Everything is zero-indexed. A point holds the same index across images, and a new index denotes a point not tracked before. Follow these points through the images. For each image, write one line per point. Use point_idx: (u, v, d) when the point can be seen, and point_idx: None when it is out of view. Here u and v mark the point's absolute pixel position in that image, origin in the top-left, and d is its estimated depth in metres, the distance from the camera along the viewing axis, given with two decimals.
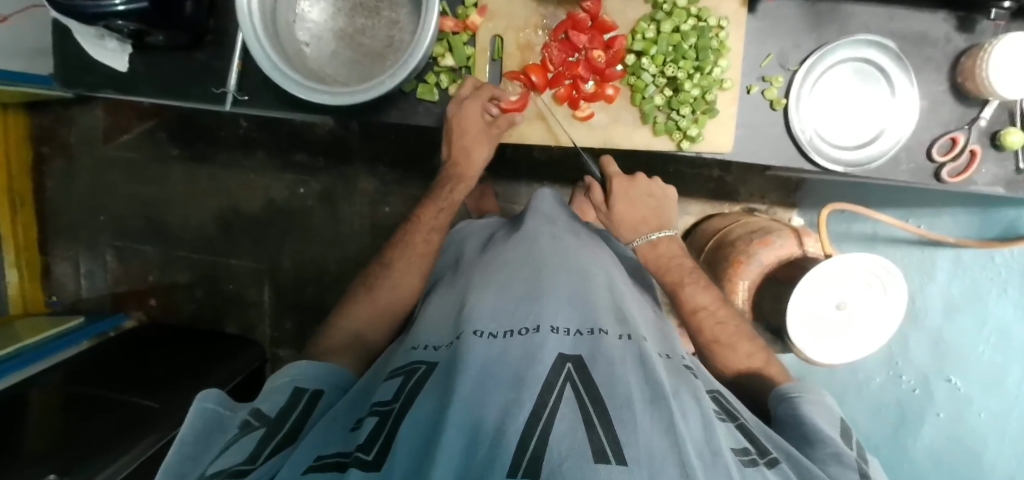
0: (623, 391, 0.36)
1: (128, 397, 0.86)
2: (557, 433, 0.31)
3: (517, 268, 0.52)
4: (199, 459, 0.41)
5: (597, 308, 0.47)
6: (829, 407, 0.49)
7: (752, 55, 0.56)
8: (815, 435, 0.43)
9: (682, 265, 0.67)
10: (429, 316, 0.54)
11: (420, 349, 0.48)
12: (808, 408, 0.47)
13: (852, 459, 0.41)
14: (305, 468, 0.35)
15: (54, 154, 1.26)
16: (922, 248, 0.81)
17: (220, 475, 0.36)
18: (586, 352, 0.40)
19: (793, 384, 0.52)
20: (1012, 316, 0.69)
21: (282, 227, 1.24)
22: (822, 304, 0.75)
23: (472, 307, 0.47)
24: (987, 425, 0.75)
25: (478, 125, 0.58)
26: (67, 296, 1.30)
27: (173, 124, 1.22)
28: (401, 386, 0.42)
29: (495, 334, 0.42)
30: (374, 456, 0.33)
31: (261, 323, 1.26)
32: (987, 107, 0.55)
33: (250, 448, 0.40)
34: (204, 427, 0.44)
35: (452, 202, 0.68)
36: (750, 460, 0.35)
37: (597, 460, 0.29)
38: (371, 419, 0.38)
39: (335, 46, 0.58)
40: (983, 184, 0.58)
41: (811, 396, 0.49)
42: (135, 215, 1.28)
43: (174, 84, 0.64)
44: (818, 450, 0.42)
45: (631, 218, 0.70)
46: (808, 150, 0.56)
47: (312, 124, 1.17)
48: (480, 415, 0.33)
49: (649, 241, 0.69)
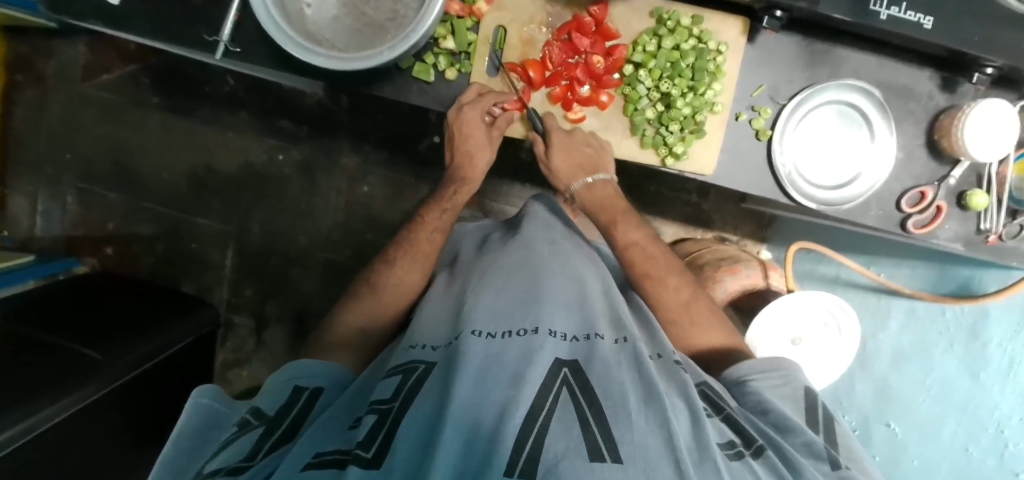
0: (618, 390, 0.36)
1: (65, 343, 0.82)
2: (552, 436, 0.31)
3: (513, 271, 0.53)
4: (199, 455, 0.42)
5: (592, 314, 0.48)
6: (790, 385, 0.49)
7: (744, 83, 0.57)
8: (782, 422, 0.43)
9: (617, 205, 0.64)
10: (423, 318, 0.54)
11: (419, 349, 0.47)
12: (768, 394, 0.47)
13: (822, 447, 0.40)
14: (304, 466, 0.33)
15: (27, 83, 1.20)
16: (877, 295, 0.85)
17: (218, 473, 0.35)
18: (582, 357, 0.41)
19: (754, 363, 0.52)
20: (954, 371, 0.71)
21: (254, 192, 1.21)
22: (777, 339, 0.80)
23: (470, 309, 0.47)
24: (918, 471, 0.77)
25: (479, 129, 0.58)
26: (20, 233, 1.24)
27: (158, 71, 1.18)
28: (399, 385, 0.41)
29: (494, 334, 0.42)
30: (374, 454, 0.32)
31: (220, 287, 1.22)
32: (958, 167, 0.58)
33: (248, 447, 0.39)
34: (203, 421, 0.45)
35: (456, 205, 0.68)
36: (736, 454, 0.36)
37: (593, 460, 0.29)
38: (370, 417, 0.37)
39: (336, 11, 0.57)
40: (944, 239, 0.60)
41: (768, 381, 0.49)
42: (104, 158, 1.23)
43: (163, 24, 0.62)
44: (789, 438, 0.42)
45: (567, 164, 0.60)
46: (786, 185, 0.57)
47: (302, 92, 1.14)
48: (477, 415, 0.33)
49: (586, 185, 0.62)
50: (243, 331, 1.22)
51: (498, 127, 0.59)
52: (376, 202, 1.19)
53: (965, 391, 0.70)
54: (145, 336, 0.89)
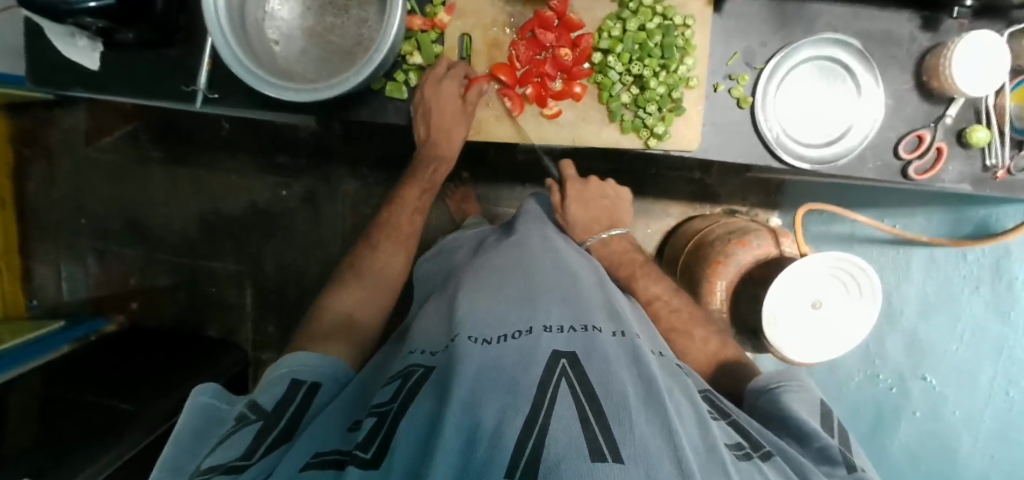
0: (618, 389, 0.35)
1: (101, 399, 0.84)
2: (555, 434, 0.30)
3: (507, 271, 0.53)
4: (198, 451, 0.40)
5: (587, 306, 0.47)
6: (811, 394, 0.49)
7: (716, 54, 0.57)
8: (802, 427, 0.43)
9: (633, 259, 0.70)
10: (419, 326, 0.54)
11: (416, 353, 0.47)
12: (792, 400, 0.47)
13: (837, 451, 0.40)
14: (304, 465, 0.35)
15: (36, 156, 1.25)
16: (895, 247, 0.81)
17: (216, 471, 0.36)
18: (580, 348, 0.40)
19: (770, 375, 0.52)
20: (984, 313, 0.69)
21: (263, 229, 1.24)
22: (799, 304, 0.74)
23: (462, 316, 0.47)
24: (961, 424, 0.74)
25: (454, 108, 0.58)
26: (48, 300, 1.29)
27: (156, 126, 1.21)
28: (397, 389, 0.41)
29: (490, 340, 0.42)
30: (372, 454, 0.33)
31: (243, 326, 1.25)
32: (953, 104, 0.56)
33: (248, 442, 0.39)
34: (204, 420, 0.43)
35: (432, 182, 0.72)
36: (744, 455, 0.36)
37: (595, 460, 0.28)
38: (370, 418, 0.38)
39: (303, 44, 0.58)
40: (950, 181, 0.58)
41: (792, 388, 0.49)
42: (117, 217, 1.27)
43: (145, 82, 0.63)
44: (806, 445, 0.42)
45: (584, 219, 0.72)
46: (775, 148, 0.56)
47: (295, 126, 1.16)
48: (477, 417, 0.33)
49: (601, 240, 0.71)
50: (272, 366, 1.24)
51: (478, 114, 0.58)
52: None
53: (998, 332, 0.68)
54: (176, 383, 0.91)
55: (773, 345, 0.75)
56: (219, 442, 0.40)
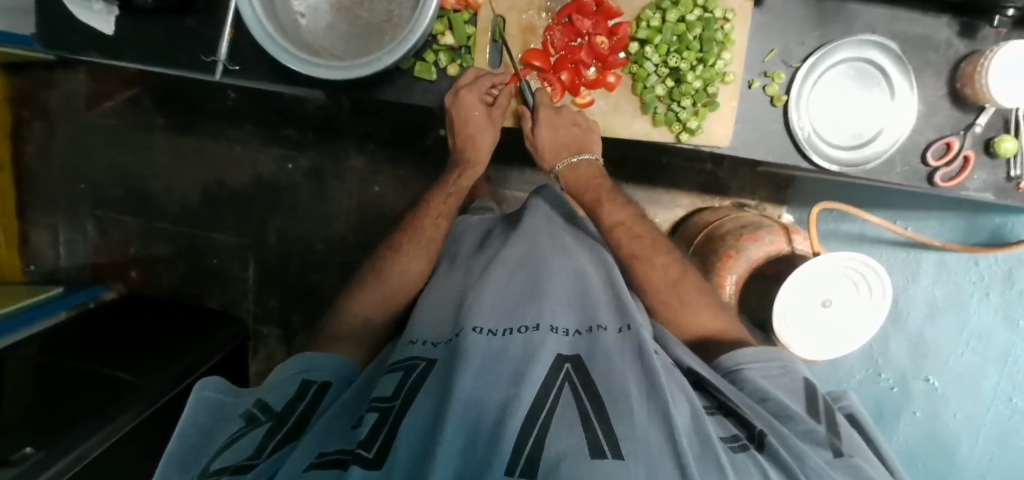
0: (621, 386, 0.36)
1: (103, 369, 0.85)
2: (555, 433, 0.31)
3: (516, 266, 0.53)
4: (205, 450, 0.40)
5: (595, 306, 0.48)
6: (789, 373, 0.48)
7: (754, 49, 0.56)
8: (784, 410, 0.43)
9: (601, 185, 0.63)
10: (421, 314, 0.53)
11: (418, 345, 0.47)
12: (767, 381, 0.47)
13: (823, 434, 0.40)
14: (307, 465, 0.34)
15: (34, 117, 1.22)
16: (905, 250, 0.82)
17: (223, 472, 0.35)
18: (584, 351, 0.41)
19: (753, 348, 0.51)
20: (993, 322, 0.70)
21: (267, 203, 1.22)
22: (809, 302, 0.75)
23: (470, 307, 0.47)
24: (962, 425, 0.76)
25: (480, 112, 0.58)
26: (46, 265, 1.27)
27: (159, 92, 1.18)
28: (400, 382, 0.41)
29: (495, 331, 0.43)
30: (375, 453, 0.33)
31: (245, 299, 1.24)
32: (983, 113, 0.56)
33: (258, 441, 0.39)
34: (211, 417, 0.43)
35: (460, 189, 0.70)
36: (740, 447, 0.36)
37: (595, 458, 0.29)
38: (370, 416, 0.37)
39: (331, 18, 0.56)
40: (973, 190, 0.58)
41: (769, 365, 0.49)
42: (116, 183, 1.25)
43: (159, 49, 0.61)
44: (791, 427, 0.42)
45: (553, 144, 0.60)
46: (807, 149, 0.55)
47: (303, 99, 1.14)
48: (481, 412, 0.33)
49: (569, 165, 0.62)
50: (272, 339, 1.24)
51: (500, 105, 0.59)
52: (389, 201, 1.18)
53: (1004, 340, 0.69)
54: (178, 354, 0.91)
55: (782, 342, 0.77)
56: (229, 443, 0.40)
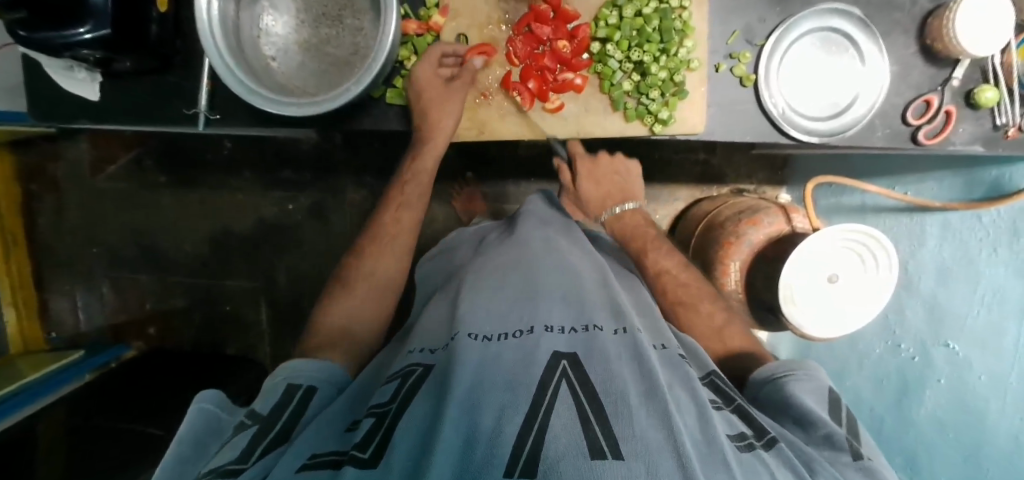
0: (619, 386, 0.35)
1: (123, 423, 0.87)
2: (553, 432, 0.31)
3: (507, 272, 0.53)
4: (201, 459, 0.39)
5: (590, 306, 0.47)
6: (816, 380, 0.45)
7: (716, 33, 0.56)
8: (807, 418, 0.41)
9: (647, 233, 0.68)
10: (421, 326, 0.53)
11: (415, 353, 0.47)
12: (796, 387, 0.44)
13: (843, 437, 0.39)
14: (299, 466, 0.34)
15: (43, 191, 1.27)
16: (909, 214, 0.80)
17: (211, 474, 0.35)
18: (581, 348, 0.40)
19: (781, 362, 0.48)
20: (1006, 275, 0.67)
21: (273, 244, 1.24)
22: (815, 278, 0.74)
23: (464, 314, 0.47)
24: (988, 388, 0.71)
25: (435, 85, 0.56)
26: (66, 331, 1.30)
27: (158, 150, 1.22)
28: (397, 388, 0.40)
29: (490, 337, 0.42)
30: (370, 454, 0.33)
31: (261, 343, 1.25)
32: (958, 66, 0.55)
33: (243, 445, 0.38)
34: (204, 429, 0.42)
35: None
36: (746, 445, 0.35)
37: (594, 458, 0.28)
38: (367, 420, 0.37)
39: (301, 57, 0.58)
40: (961, 143, 0.57)
41: (800, 375, 0.45)
42: (127, 243, 1.28)
43: (145, 108, 0.64)
44: (811, 433, 0.40)
45: (595, 195, 0.73)
46: (783, 124, 0.55)
47: (296, 140, 1.17)
48: (475, 418, 0.33)
49: (613, 214, 0.71)
50: None
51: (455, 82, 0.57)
52: None
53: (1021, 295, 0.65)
54: None
55: (795, 324, 0.74)
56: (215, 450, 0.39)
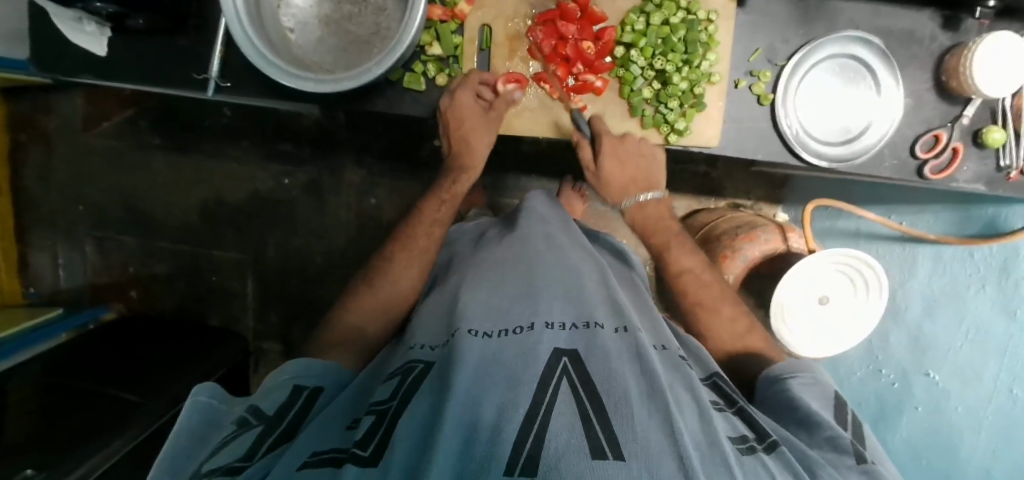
0: (619, 386, 0.35)
1: (100, 388, 0.84)
2: (554, 431, 0.31)
3: (510, 266, 0.53)
4: (196, 455, 0.39)
5: (591, 304, 0.47)
6: (821, 385, 0.48)
7: (739, 49, 0.57)
8: (811, 418, 0.43)
9: (670, 226, 0.64)
10: (420, 321, 0.53)
11: (417, 349, 0.46)
12: (800, 390, 0.47)
13: (848, 440, 0.41)
14: (300, 464, 0.33)
15: (31, 141, 1.23)
16: (901, 244, 0.81)
17: (215, 473, 0.35)
18: (581, 346, 0.40)
19: (786, 364, 0.51)
20: (991, 317, 0.71)
21: (265, 218, 1.22)
22: (806, 298, 0.76)
23: (464, 307, 0.47)
24: (964, 418, 0.76)
25: (475, 112, 0.58)
26: (45, 288, 1.27)
27: (155, 111, 1.19)
28: (397, 385, 0.40)
29: (490, 333, 0.42)
30: (370, 453, 0.33)
31: (245, 316, 1.24)
32: (970, 105, 0.56)
33: (247, 444, 0.38)
34: (202, 424, 0.42)
35: (456, 195, 0.67)
36: (747, 448, 0.36)
37: (594, 458, 0.29)
38: (367, 418, 0.37)
39: (320, 32, 0.57)
40: (965, 181, 0.58)
41: (805, 379, 0.48)
42: (114, 203, 1.25)
43: (152, 68, 0.62)
44: (816, 434, 0.42)
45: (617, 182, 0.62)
46: (796, 146, 0.56)
47: (299, 114, 1.15)
48: (477, 413, 0.33)
49: (636, 203, 0.64)
50: (273, 355, 1.24)
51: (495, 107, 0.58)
52: (386, 212, 1.18)
53: (1004, 332, 0.70)
54: (182, 371, 0.90)
55: (786, 342, 0.75)
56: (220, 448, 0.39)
